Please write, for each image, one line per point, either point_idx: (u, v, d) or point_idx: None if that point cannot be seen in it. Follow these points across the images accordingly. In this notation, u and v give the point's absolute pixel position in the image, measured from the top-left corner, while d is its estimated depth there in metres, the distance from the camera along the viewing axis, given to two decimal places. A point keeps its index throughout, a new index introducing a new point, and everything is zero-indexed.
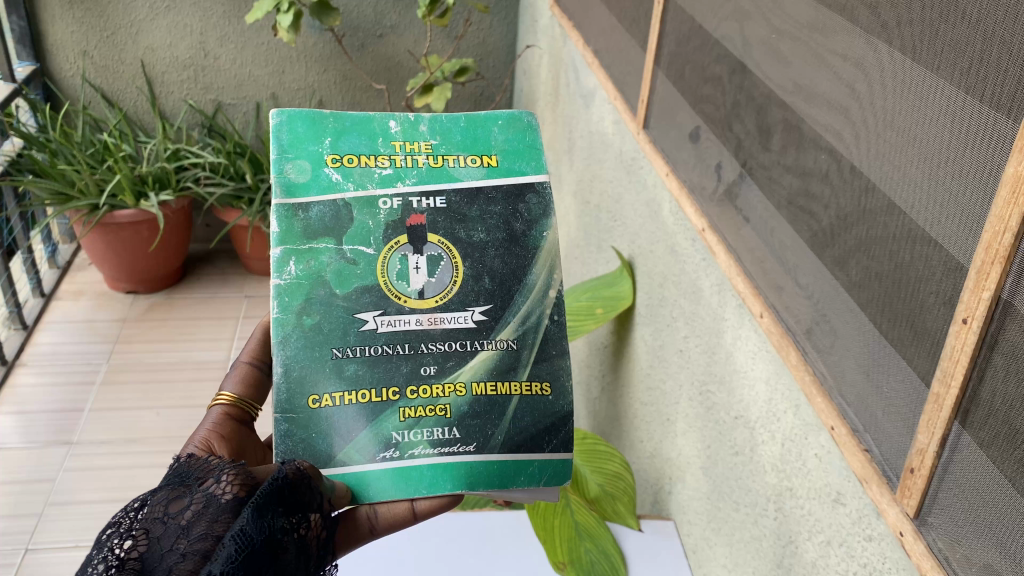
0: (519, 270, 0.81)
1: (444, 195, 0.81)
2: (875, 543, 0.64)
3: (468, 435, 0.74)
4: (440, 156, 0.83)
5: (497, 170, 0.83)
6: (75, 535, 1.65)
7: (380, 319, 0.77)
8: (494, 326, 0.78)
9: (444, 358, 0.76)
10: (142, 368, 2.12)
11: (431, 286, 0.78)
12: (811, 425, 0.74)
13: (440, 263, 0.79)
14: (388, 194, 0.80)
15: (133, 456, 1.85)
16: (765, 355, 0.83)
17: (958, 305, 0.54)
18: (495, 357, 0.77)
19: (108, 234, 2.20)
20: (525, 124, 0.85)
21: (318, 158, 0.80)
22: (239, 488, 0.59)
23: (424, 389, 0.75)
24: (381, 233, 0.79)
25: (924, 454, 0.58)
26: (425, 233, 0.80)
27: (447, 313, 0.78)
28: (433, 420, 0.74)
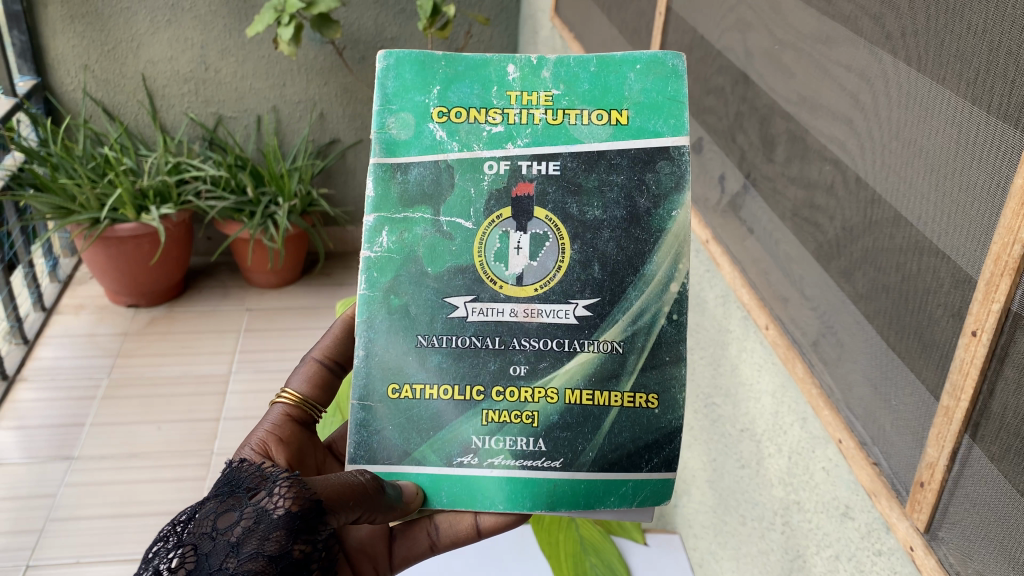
0: (637, 257, 0.63)
1: (558, 159, 0.64)
2: (885, 557, 0.64)
3: (555, 449, 0.64)
4: (561, 110, 0.64)
5: (627, 130, 0.63)
6: (75, 551, 1.64)
7: (471, 307, 0.64)
8: (598, 324, 0.64)
9: (537, 359, 0.64)
10: (143, 382, 2.11)
11: (532, 271, 0.63)
12: (818, 438, 0.74)
13: (545, 245, 0.63)
14: (496, 157, 0.64)
15: (133, 470, 1.84)
16: (771, 367, 0.83)
17: (967, 316, 0.53)
18: (597, 361, 0.64)
19: (109, 248, 2.20)
20: (669, 70, 0.63)
21: (422, 109, 0.64)
22: (292, 503, 0.55)
23: (511, 392, 0.64)
24: (483, 204, 0.64)
25: (933, 467, 0.57)
26: (532, 206, 0.63)
27: (546, 306, 0.64)
28: (518, 428, 0.64)
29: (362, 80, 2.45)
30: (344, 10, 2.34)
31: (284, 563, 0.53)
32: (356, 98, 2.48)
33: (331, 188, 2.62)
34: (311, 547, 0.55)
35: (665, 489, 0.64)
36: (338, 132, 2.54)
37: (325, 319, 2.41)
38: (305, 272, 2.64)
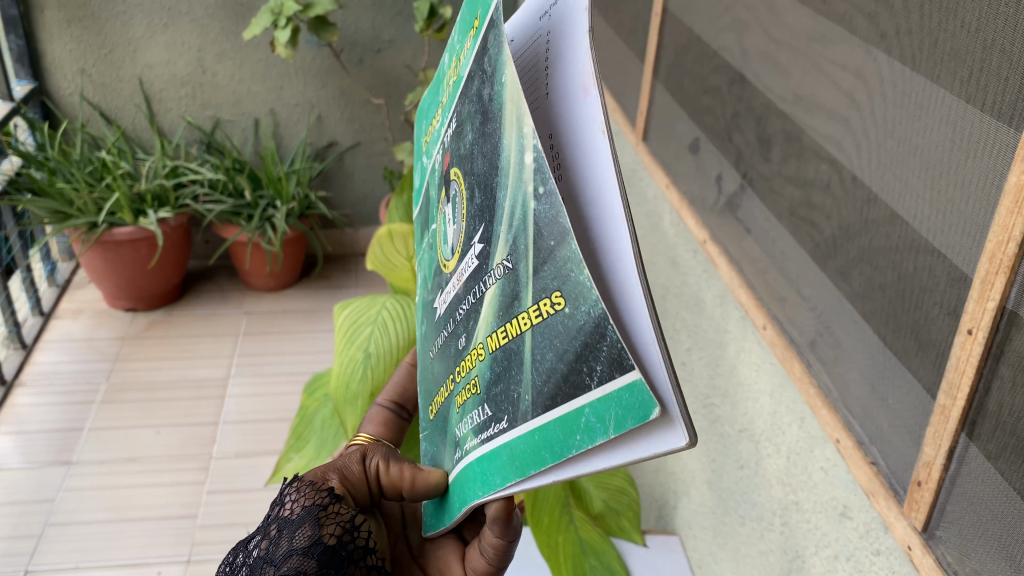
0: (496, 156, 0.43)
1: (456, 111, 0.51)
2: (883, 557, 0.63)
3: (498, 408, 0.43)
4: (457, 59, 0.51)
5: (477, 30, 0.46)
6: (74, 556, 1.64)
7: (439, 299, 0.54)
8: (490, 257, 0.44)
9: (467, 319, 0.48)
10: (142, 386, 2.11)
11: (455, 234, 0.51)
12: (817, 438, 0.74)
13: (458, 207, 0.50)
14: (438, 147, 0.56)
15: (132, 474, 1.84)
16: (769, 367, 0.83)
17: (963, 315, 0.53)
18: (499, 291, 0.43)
19: (107, 252, 2.20)
20: None
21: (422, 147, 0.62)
22: (307, 499, 0.51)
23: (462, 366, 0.49)
24: (441, 192, 0.54)
25: (931, 466, 0.57)
26: (450, 170, 0.51)
27: (464, 261, 0.49)
28: (473, 401, 0.47)
29: (360, 83, 2.45)
30: (341, 13, 2.33)
31: (323, 550, 0.48)
32: (355, 100, 2.48)
33: (330, 192, 2.63)
34: (346, 530, 0.50)
35: (633, 399, 0.34)
36: (336, 135, 2.54)
37: (324, 322, 2.41)
38: (303, 275, 2.64)
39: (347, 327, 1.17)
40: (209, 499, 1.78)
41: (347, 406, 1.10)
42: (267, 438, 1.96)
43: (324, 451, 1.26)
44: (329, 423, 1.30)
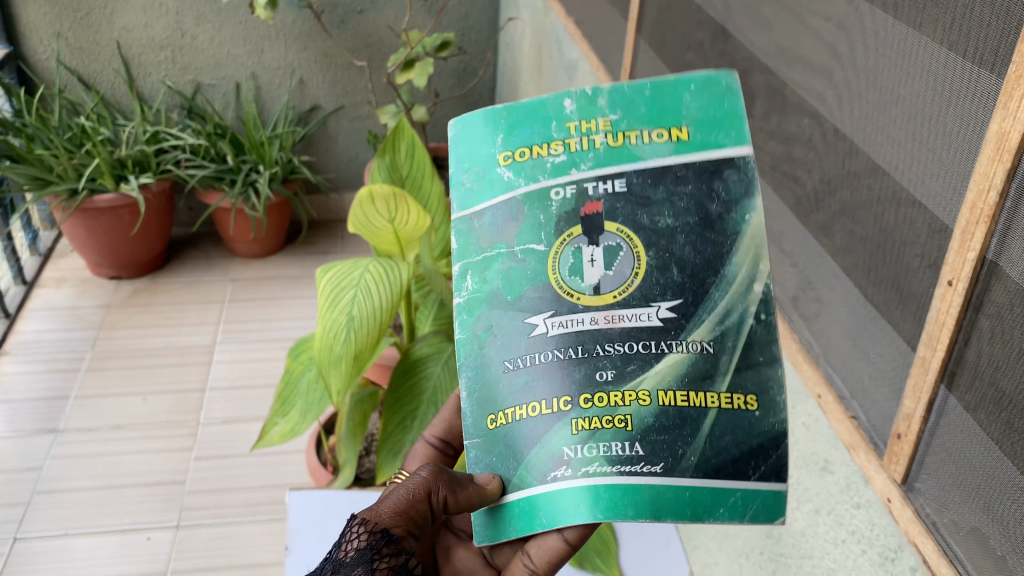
0: (717, 259, 0.56)
1: (624, 177, 0.58)
2: (864, 510, 0.64)
3: (653, 453, 0.52)
4: (622, 132, 0.59)
5: (690, 145, 0.58)
6: (63, 523, 1.64)
7: (551, 322, 0.56)
8: (685, 325, 0.55)
9: (624, 362, 0.54)
10: (128, 354, 2.10)
11: (608, 280, 0.56)
12: (799, 393, 0.74)
13: (619, 255, 0.57)
14: (562, 183, 0.58)
15: (119, 441, 1.84)
16: None
17: (943, 266, 0.52)
18: (688, 361, 0.54)
19: (89, 220, 2.18)
20: (724, 88, 0.59)
21: (490, 159, 0.60)
22: (362, 540, 0.60)
23: (602, 398, 0.54)
24: (554, 226, 0.58)
25: (910, 419, 0.57)
26: (602, 222, 0.57)
27: (627, 311, 0.56)
28: (610, 433, 0.53)
29: (341, 45, 2.41)
30: None
31: None
32: (336, 63, 2.44)
33: (313, 156, 2.60)
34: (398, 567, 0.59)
35: None
36: (319, 99, 2.51)
37: (310, 289, 2.39)
38: (288, 241, 2.62)
39: (329, 292, 1.12)
40: (196, 465, 1.78)
41: (330, 368, 1.09)
42: (254, 404, 1.96)
43: (311, 416, 1.28)
44: (313, 388, 1.31)
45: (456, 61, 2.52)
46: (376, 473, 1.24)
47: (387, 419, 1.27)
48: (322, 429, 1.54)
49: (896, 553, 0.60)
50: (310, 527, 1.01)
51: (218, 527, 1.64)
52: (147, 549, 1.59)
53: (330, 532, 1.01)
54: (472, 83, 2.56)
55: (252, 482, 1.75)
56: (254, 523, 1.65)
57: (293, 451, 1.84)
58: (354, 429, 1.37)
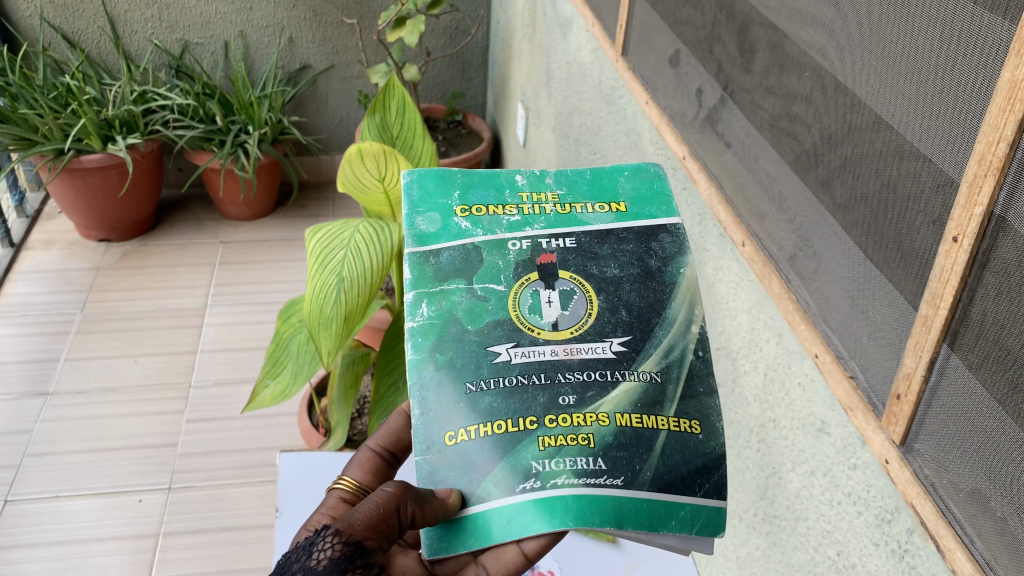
0: (658, 304, 0.63)
1: (574, 236, 0.66)
2: (860, 471, 0.63)
3: (614, 467, 0.55)
4: (568, 203, 0.69)
5: (627, 214, 0.69)
6: (55, 486, 1.63)
7: (513, 351, 0.59)
8: (635, 357, 0.60)
9: (583, 388, 0.57)
10: (118, 317, 2.08)
11: (565, 318, 0.61)
12: (795, 353, 0.72)
13: (573, 297, 0.62)
14: (518, 237, 0.66)
15: (110, 404, 1.83)
16: (747, 285, 0.81)
17: (948, 222, 0.51)
18: (639, 389, 0.58)
19: (76, 181, 2.15)
20: (653, 175, 0.73)
21: (447, 209, 0.69)
22: (333, 551, 0.58)
23: (563, 419, 0.56)
24: (512, 271, 0.64)
25: (910, 379, 0.56)
26: (556, 270, 0.64)
27: (584, 344, 0.60)
28: (574, 449, 0.55)
29: (331, 3, 2.36)
30: None
31: None
32: (326, 21, 2.40)
33: (303, 117, 2.56)
34: None
35: None
36: (309, 59, 2.46)
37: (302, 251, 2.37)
38: (279, 203, 2.59)
39: (318, 251, 1.10)
40: (188, 428, 1.77)
41: (319, 330, 1.07)
42: (246, 366, 1.95)
43: (303, 377, 1.27)
44: (305, 350, 1.29)
45: (449, 19, 2.47)
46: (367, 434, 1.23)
47: (378, 382, 1.26)
48: (314, 391, 1.53)
49: (892, 515, 0.59)
50: (301, 489, 1.00)
51: (211, 489, 1.63)
52: (139, 511, 1.58)
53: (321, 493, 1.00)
54: (465, 43, 2.51)
55: (244, 445, 1.75)
56: (246, 485, 1.65)
57: (285, 413, 1.83)
58: (346, 390, 1.35)
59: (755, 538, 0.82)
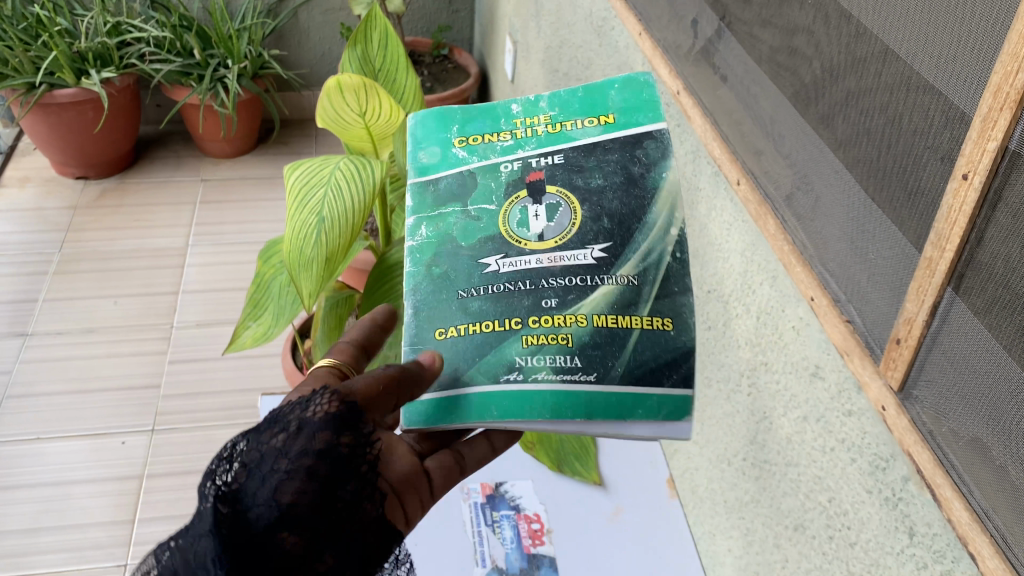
0: (640, 210, 0.65)
1: (562, 151, 0.68)
2: (855, 417, 0.61)
3: (589, 363, 0.57)
4: (558, 122, 0.71)
5: (614, 125, 0.70)
6: (36, 427, 1.61)
7: (502, 262, 0.63)
8: (615, 262, 0.62)
9: (565, 291, 0.60)
10: (97, 256, 2.04)
11: (550, 230, 0.64)
12: (790, 297, 0.70)
13: (558, 210, 0.65)
14: (508, 159, 0.68)
15: (90, 345, 1.80)
16: (741, 225, 0.79)
17: (958, 159, 0.48)
18: (618, 291, 0.60)
19: (50, 116, 2.09)
20: (642, 83, 0.71)
21: (445, 141, 0.71)
22: (331, 407, 0.55)
23: (546, 320, 0.59)
24: (503, 190, 0.67)
25: (911, 323, 0.53)
26: (544, 185, 0.66)
27: (567, 253, 0.63)
28: (555, 347, 0.58)
29: None
30: None
31: (334, 459, 0.54)
32: None
33: (285, 51, 2.48)
34: (358, 451, 0.55)
35: None
36: None
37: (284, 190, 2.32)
38: (261, 141, 2.53)
39: (297, 190, 1.07)
40: (170, 370, 1.75)
41: (301, 272, 1.03)
42: (228, 307, 1.92)
43: (284, 320, 1.24)
44: (286, 292, 1.26)
45: None
46: None
47: None
48: (297, 333, 1.51)
49: (887, 463, 0.58)
50: None
51: (194, 431, 1.62)
52: (122, 453, 1.57)
53: None
54: None
55: (228, 386, 1.73)
56: (230, 426, 1.64)
57: (269, 355, 1.81)
58: (329, 332, 1.33)
59: (744, 482, 0.82)
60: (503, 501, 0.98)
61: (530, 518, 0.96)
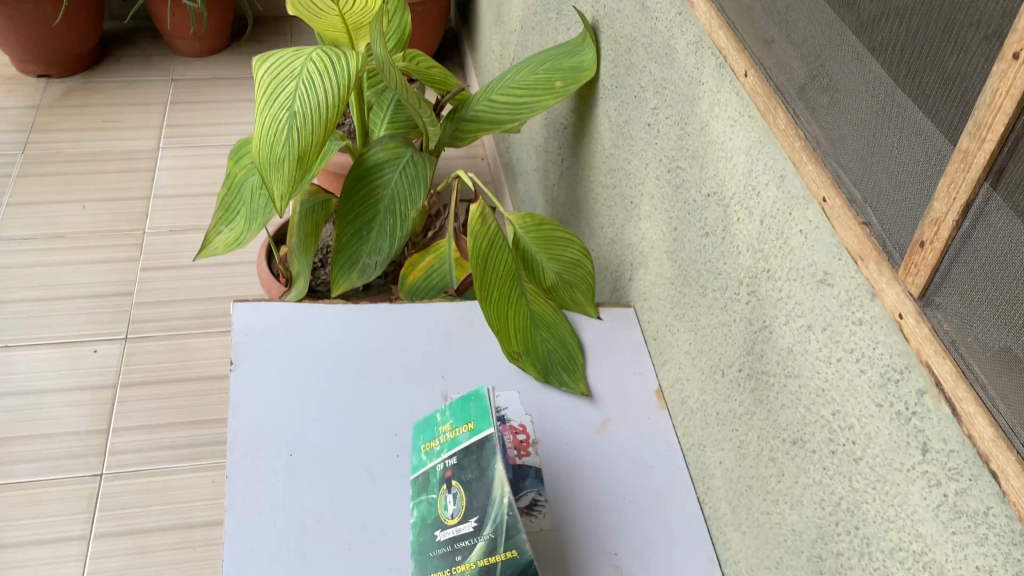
0: (484, 469, 0.75)
1: (451, 458, 0.79)
2: (867, 326, 0.57)
3: (483, 565, 0.70)
4: (447, 431, 0.82)
5: (470, 432, 0.79)
6: (4, 335, 1.56)
7: (445, 531, 0.75)
8: (482, 520, 0.73)
9: (464, 541, 0.73)
10: (63, 159, 1.95)
11: (457, 512, 0.75)
12: (799, 198, 0.65)
13: (456, 503, 0.76)
14: (439, 462, 0.80)
15: (58, 251, 1.73)
16: (747, 122, 0.73)
17: (1009, 37, 0.42)
18: (484, 549, 0.71)
19: (6, 8, 1.96)
20: (477, 398, 0.80)
21: (416, 456, 0.84)
22: None
23: (459, 564, 0.72)
24: (436, 486, 0.79)
25: (939, 224, 0.48)
26: (450, 481, 0.77)
27: (463, 523, 0.74)
28: (467, 569, 0.71)
29: None
30: None
31: None
32: None
33: None
34: None
35: None
36: None
37: None
38: (234, 39, 2.41)
39: (266, 85, 0.99)
40: (143, 278, 1.69)
41: (272, 172, 0.97)
42: (202, 213, 1.85)
43: (257, 224, 1.19)
44: (258, 195, 1.20)
45: None
46: (332, 289, 1.14)
47: (342, 227, 1.15)
48: (273, 239, 1.45)
49: (901, 374, 0.54)
50: (257, 343, 0.94)
51: (169, 340, 1.57)
52: (95, 363, 1.52)
53: (280, 350, 0.94)
54: None
55: (203, 294, 1.67)
56: (206, 335, 1.59)
57: (245, 263, 1.75)
58: (306, 239, 1.27)
59: (739, 394, 0.78)
60: None
61: (515, 430, 0.91)
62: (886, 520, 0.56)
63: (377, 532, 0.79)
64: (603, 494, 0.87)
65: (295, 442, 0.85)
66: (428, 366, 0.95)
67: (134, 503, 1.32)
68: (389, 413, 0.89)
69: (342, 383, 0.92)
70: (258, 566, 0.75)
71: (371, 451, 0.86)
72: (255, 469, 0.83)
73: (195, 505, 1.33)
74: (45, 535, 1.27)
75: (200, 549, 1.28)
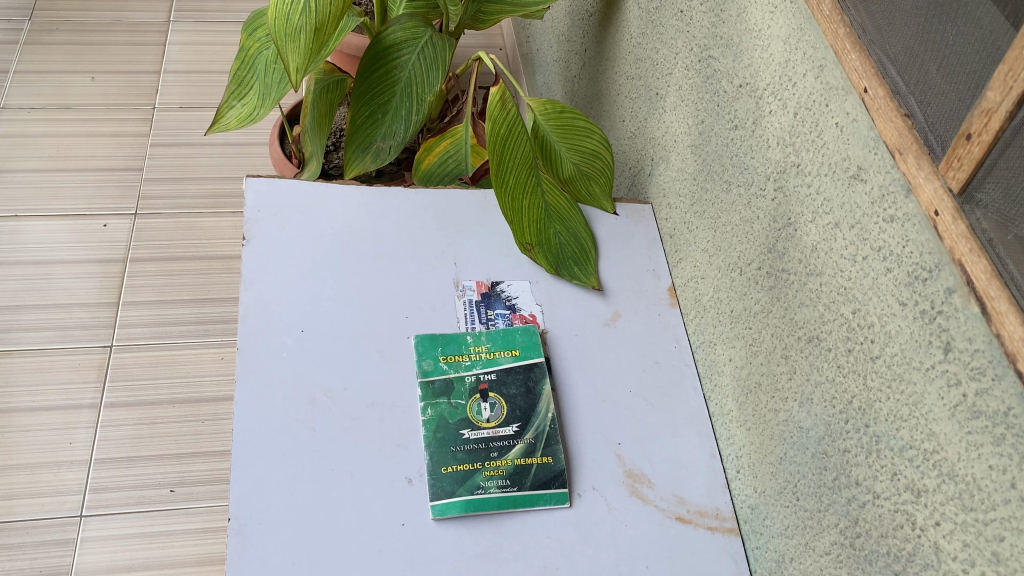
0: (533, 396, 0.84)
1: (493, 373, 0.84)
2: (898, 224, 0.56)
3: (518, 476, 0.78)
4: (486, 348, 0.86)
5: (518, 356, 0.86)
6: (12, 206, 1.54)
7: (474, 435, 0.80)
8: (523, 431, 0.81)
9: (500, 446, 0.80)
10: (71, 27, 1.90)
11: (493, 420, 0.81)
12: (837, 89, 0.62)
13: (493, 412, 0.82)
14: (472, 370, 0.84)
15: (68, 123, 1.70)
16: (789, 7, 0.69)
17: None
18: (521, 452, 0.80)
19: None
20: (530, 330, 0.89)
21: (432, 357, 0.84)
22: None
23: (491, 463, 0.78)
24: (466, 390, 0.83)
25: (991, 115, 0.47)
26: (489, 393, 0.83)
27: (501, 431, 0.81)
28: (500, 473, 0.78)
29: None
30: None
31: None
32: None
33: None
34: None
35: None
36: None
37: None
38: None
39: None
40: (153, 154, 1.67)
41: (286, 44, 0.93)
42: (213, 91, 1.81)
43: (271, 101, 1.16)
44: (272, 69, 1.17)
45: None
46: (346, 172, 1.12)
47: (355, 110, 1.11)
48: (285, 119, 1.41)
49: (930, 273, 0.53)
50: (270, 219, 0.92)
51: (178, 219, 1.56)
52: (104, 237, 1.52)
53: (291, 225, 0.92)
54: None
55: (213, 174, 1.65)
56: (216, 216, 1.58)
57: (256, 143, 1.72)
58: (319, 120, 1.23)
59: (756, 292, 0.77)
60: (499, 300, 0.92)
61: (526, 319, 0.91)
62: (899, 419, 0.56)
63: (385, 408, 0.80)
64: (608, 385, 0.87)
65: (306, 318, 0.85)
66: (438, 252, 0.94)
67: (143, 375, 1.33)
68: (399, 296, 0.89)
69: (352, 263, 0.91)
70: (269, 437, 0.76)
71: (381, 331, 0.86)
72: (266, 343, 0.82)
73: (204, 381, 1.34)
74: (57, 402, 1.29)
75: (208, 423, 1.30)
